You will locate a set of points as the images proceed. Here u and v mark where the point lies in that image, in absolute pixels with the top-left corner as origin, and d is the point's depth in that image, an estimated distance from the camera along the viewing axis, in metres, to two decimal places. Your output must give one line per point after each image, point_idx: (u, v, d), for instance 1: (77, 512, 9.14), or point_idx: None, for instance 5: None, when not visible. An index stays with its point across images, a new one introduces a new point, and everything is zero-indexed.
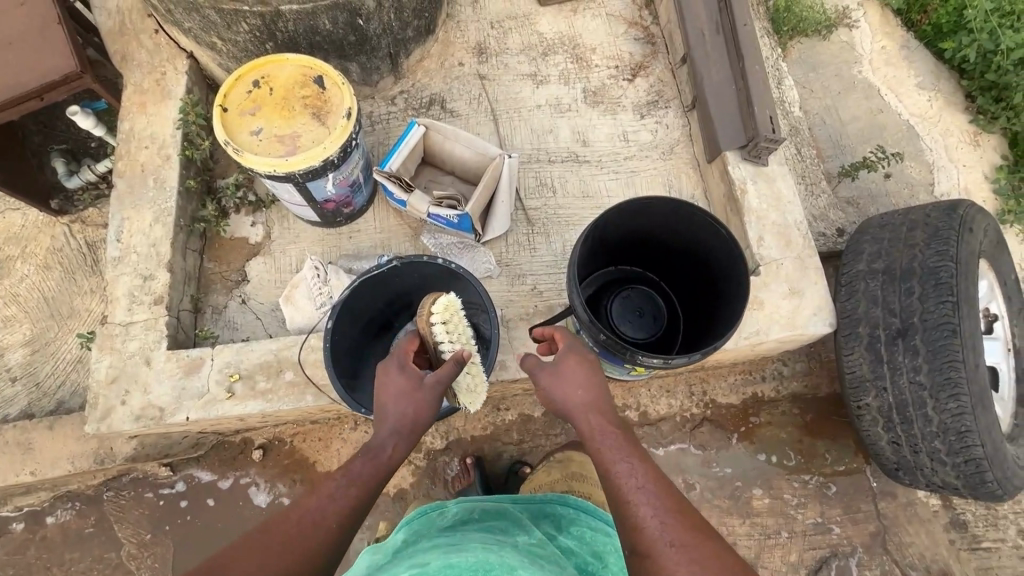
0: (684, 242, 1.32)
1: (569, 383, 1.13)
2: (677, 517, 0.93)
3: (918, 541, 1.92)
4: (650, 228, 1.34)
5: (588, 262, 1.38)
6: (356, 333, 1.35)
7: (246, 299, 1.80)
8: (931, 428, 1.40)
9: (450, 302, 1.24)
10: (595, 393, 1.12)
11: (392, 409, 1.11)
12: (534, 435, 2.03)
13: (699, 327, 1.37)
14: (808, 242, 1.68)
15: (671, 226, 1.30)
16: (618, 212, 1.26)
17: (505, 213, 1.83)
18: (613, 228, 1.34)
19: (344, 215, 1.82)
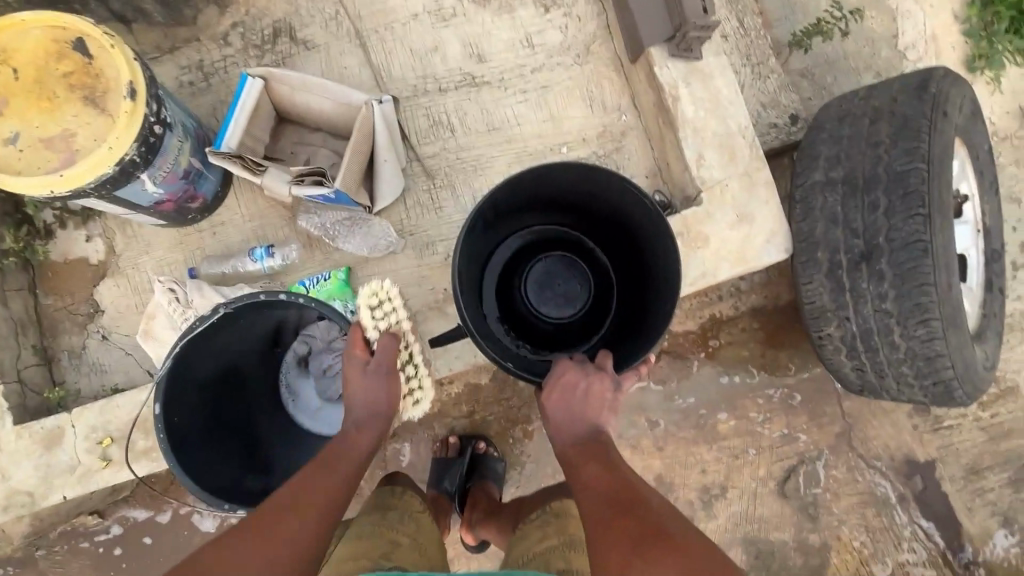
0: (603, 199, 1.06)
1: (567, 410, 0.89)
2: None
3: (882, 433, 1.90)
4: (558, 188, 1.07)
5: (487, 241, 1.12)
6: (213, 390, 1.14)
7: (106, 333, 1.49)
8: (898, 354, 1.25)
9: (372, 285, 1.07)
10: (596, 415, 0.89)
11: (377, 396, 1.03)
12: (484, 406, 1.86)
13: (632, 296, 1.16)
14: (755, 152, 1.40)
15: (587, 186, 1.05)
16: (511, 182, 0.99)
17: (393, 173, 1.48)
18: (509, 196, 1.06)
19: (195, 210, 1.45)
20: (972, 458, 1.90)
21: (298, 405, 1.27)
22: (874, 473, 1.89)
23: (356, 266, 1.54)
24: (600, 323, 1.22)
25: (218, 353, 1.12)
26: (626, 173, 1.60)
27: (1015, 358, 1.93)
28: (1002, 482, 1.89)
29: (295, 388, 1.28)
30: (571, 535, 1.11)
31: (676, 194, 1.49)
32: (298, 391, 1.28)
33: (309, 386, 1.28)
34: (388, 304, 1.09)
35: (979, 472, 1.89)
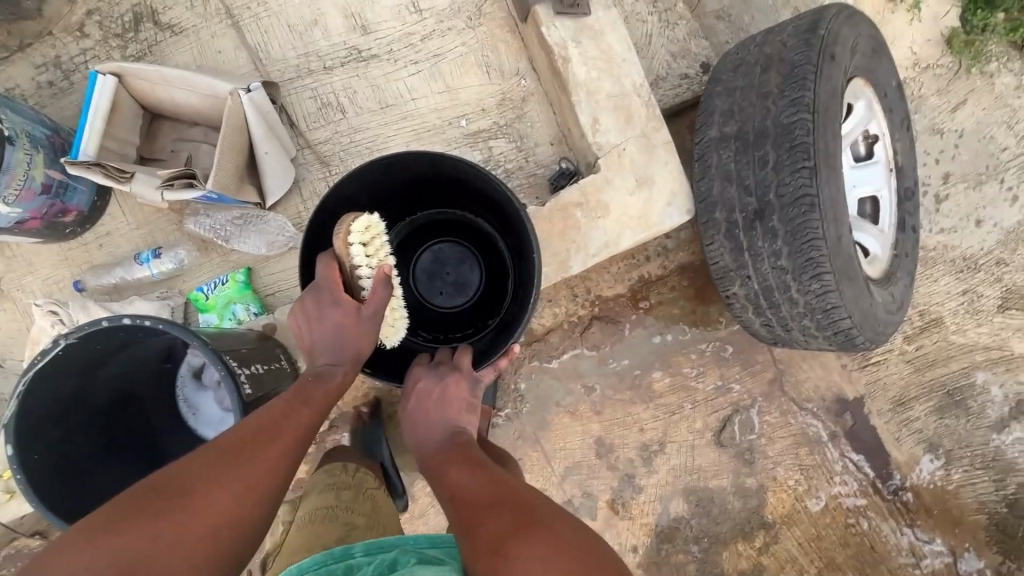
0: (464, 181, 1.09)
1: (427, 415, 0.98)
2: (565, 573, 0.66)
3: (812, 375, 1.95)
4: (420, 175, 1.11)
5: None
6: (94, 421, 1.08)
7: (1, 361, 1.42)
8: (799, 309, 1.25)
9: (368, 220, 0.97)
10: (453, 417, 0.98)
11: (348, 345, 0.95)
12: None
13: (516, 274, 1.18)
14: (652, 111, 1.34)
15: (445, 168, 1.06)
16: (361, 175, 1.03)
17: (280, 164, 1.40)
18: (373, 191, 1.11)
19: (71, 223, 1.37)
20: (898, 390, 1.96)
21: (189, 413, 1.24)
22: (806, 414, 1.95)
23: (257, 265, 1.48)
24: (494, 305, 1.24)
25: (92, 379, 1.06)
26: (530, 141, 1.53)
27: (938, 290, 1.96)
28: (927, 410, 1.96)
29: (189, 398, 1.24)
30: None
31: (579, 161, 1.44)
32: (191, 398, 1.24)
33: (202, 395, 1.24)
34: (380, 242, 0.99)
35: (906, 403, 1.96)
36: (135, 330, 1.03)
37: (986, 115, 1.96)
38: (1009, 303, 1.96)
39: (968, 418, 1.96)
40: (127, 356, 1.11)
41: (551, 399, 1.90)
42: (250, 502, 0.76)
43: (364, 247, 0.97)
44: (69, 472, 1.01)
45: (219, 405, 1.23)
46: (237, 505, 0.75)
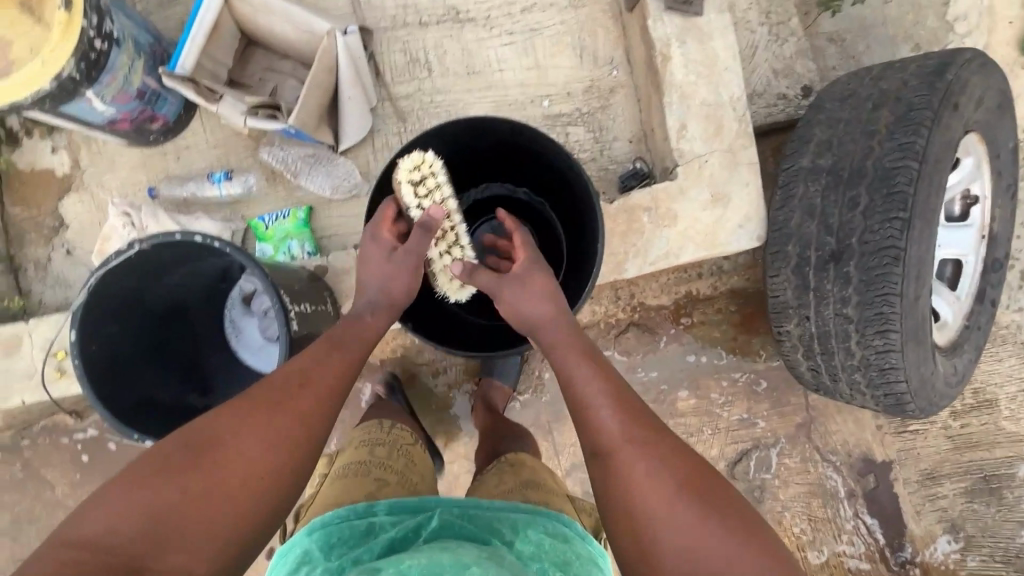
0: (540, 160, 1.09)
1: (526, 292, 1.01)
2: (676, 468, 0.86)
3: (843, 429, 1.88)
4: (498, 146, 1.11)
5: None
6: (145, 325, 1.13)
7: (71, 248, 1.50)
8: (853, 362, 1.20)
9: (416, 156, 1.01)
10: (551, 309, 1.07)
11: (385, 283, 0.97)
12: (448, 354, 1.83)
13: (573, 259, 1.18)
14: (743, 127, 1.28)
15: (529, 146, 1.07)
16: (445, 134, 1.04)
17: (359, 111, 1.41)
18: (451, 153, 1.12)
19: (157, 131, 1.42)
20: (930, 464, 1.87)
21: (236, 335, 1.30)
22: (827, 466, 1.88)
23: (318, 206, 1.50)
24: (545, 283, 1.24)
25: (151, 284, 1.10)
26: (609, 134, 1.49)
27: (1000, 371, 1.85)
28: (957, 491, 1.86)
29: (236, 320, 1.29)
30: (527, 478, 1.27)
31: (656, 165, 1.40)
32: (238, 320, 1.30)
33: (247, 321, 1.29)
34: (432, 180, 1.03)
35: (936, 478, 1.87)
36: (198, 247, 1.07)
37: None
38: None
39: (999, 508, 1.86)
40: (190, 270, 1.16)
41: None
42: (277, 453, 0.78)
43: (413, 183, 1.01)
44: (121, 370, 1.06)
45: (260, 335, 1.28)
46: (262, 457, 0.77)
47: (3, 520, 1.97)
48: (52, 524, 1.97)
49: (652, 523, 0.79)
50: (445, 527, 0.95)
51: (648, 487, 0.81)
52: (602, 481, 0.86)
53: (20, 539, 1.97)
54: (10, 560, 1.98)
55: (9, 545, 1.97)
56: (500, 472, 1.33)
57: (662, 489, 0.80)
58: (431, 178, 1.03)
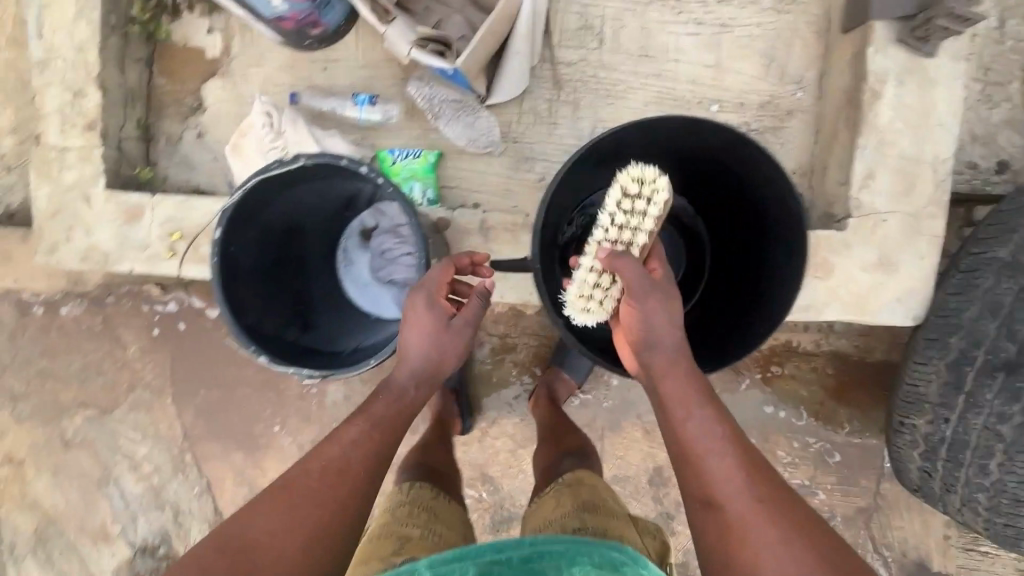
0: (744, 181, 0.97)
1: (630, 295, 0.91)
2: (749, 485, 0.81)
3: (906, 527, 1.75)
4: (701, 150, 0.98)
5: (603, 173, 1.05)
6: (275, 234, 1.13)
7: (203, 133, 1.51)
8: (983, 480, 1.10)
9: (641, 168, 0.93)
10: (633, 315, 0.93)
11: (421, 352, 0.98)
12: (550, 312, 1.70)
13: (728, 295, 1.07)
14: (937, 194, 1.14)
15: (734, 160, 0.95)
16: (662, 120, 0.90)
17: (521, 68, 1.32)
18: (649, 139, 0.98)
19: (314, 38, 1.37)
20: None
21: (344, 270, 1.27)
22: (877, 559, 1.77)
23: (448, 154, 1.45)
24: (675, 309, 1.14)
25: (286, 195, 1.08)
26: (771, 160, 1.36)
27: None
28: None
29: (349, 253, 1.27)
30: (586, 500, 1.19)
31: (817, 207, 1.28)
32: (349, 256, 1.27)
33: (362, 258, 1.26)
34: (639, 200, 0.93)
35: None
36: (345, 170, 1.03)
37: None
38: None
39: None
40: (329, 190, 1.15)
41: (634, 409, 1.83)
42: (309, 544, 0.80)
43: (623, 195, 0.93)
44: (241, 272, 1.05)
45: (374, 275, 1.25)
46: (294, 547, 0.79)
47: (74, 364, 2.09)
48: (116, 380, 2.08)
49: (758, 555, 0.75)
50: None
51: (757, 520, 0.77)
52: (701, 512, 0.81)
53: (86, 386, 2.09)
54: (74, 401, 2.11)
55: (75, 388, 2.10)
56: (558, 494, 1.25)
57: (769, 520, 0.77)
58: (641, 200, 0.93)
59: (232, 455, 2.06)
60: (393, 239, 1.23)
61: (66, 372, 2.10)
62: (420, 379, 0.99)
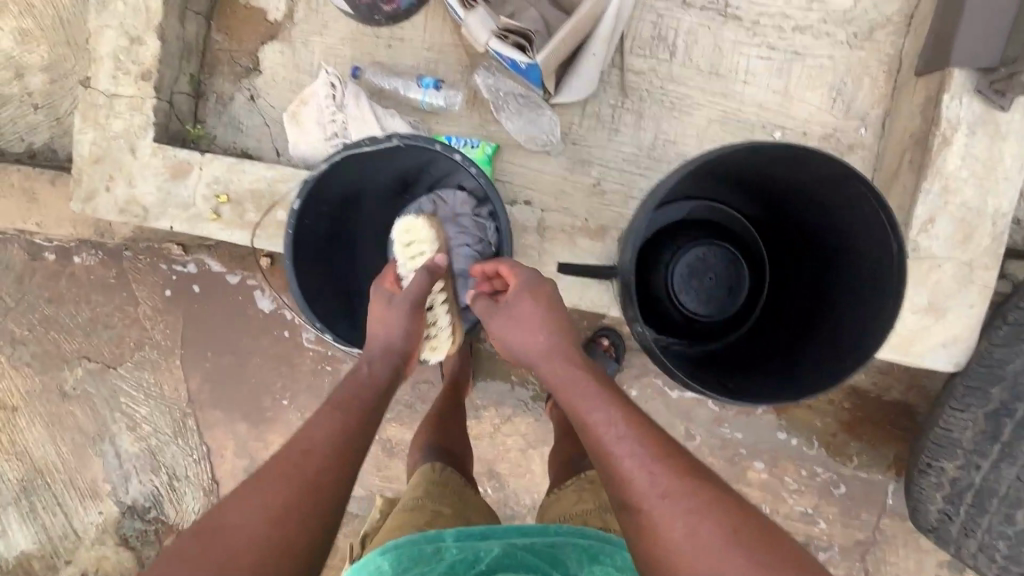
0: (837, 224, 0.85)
1: (513, 320, 0.95)
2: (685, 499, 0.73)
3: (901, 564, 1.79)
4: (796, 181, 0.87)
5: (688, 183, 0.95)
6: (341, 212, 1.13)
7: (255, 95, 1.47)
8: (1006, 529, 1.15)
9: (407, 222, 1.13)
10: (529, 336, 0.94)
11: (391, 330, 0.99)
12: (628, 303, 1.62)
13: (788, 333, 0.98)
14: (994, 246, 1.16)
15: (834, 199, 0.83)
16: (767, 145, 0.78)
17: (593, 72, 1.31)
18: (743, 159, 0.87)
19: (383, 14, 1.37)
20: None
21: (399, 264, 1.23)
22: None
23: (504, 147, 1.43)
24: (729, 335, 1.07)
25: (359, 173, 1.08)
26: None
27: None
28: None
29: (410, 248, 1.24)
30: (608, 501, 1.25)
31: None
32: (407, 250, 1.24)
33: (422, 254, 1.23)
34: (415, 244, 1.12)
35: None
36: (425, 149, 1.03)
37: None
38: None
39: None
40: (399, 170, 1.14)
41: None
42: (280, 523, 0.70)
43: (404, 245, 1.13)
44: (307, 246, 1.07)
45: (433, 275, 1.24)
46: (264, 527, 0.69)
47: (82, 315, 2.03)
48: (124, 336, 2.02)
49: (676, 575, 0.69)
50: (507, 558, 0.91)
51: (677, 528, 0.71)
52: (632, 536, 0.76)
53: (91, 339, 2.03)
54: (77, 353, 2.05)
55: (80, 339, 2.04)
56: (580, 490, 1.30)
57: (688, 528, 0.71)
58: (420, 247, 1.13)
59: (236, 425, 2.02)
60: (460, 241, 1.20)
61: (71, 323, 2.04)
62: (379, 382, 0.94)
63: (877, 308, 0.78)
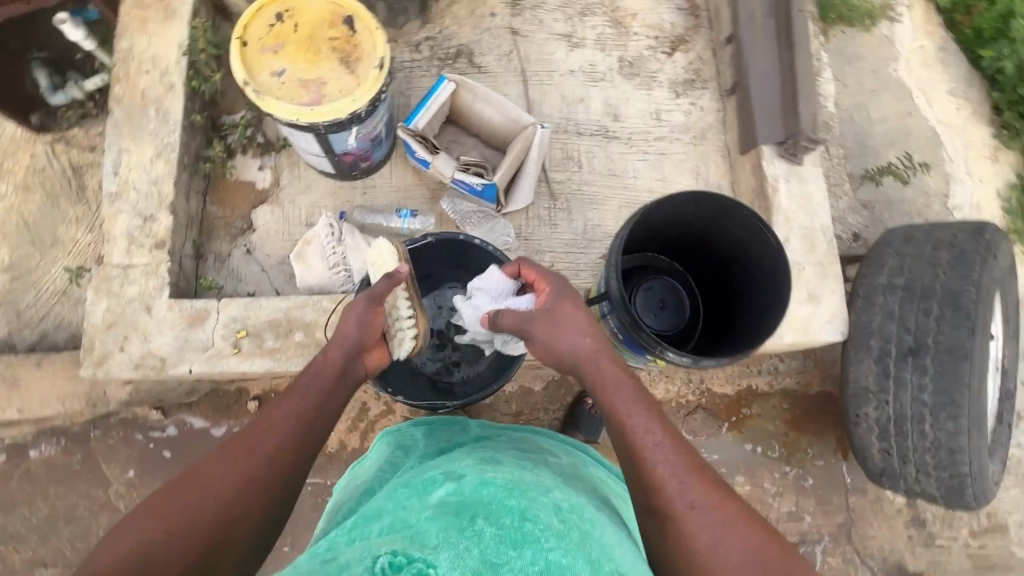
0: (725, 239, 1.29)
1: (568, 325, 1.14)
2: (696, 476, 1.00)
3: (879, 534, 2.06)
4: (692, 222, 1.31)
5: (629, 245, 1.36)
6: None
7: (251, 248, 1.71)
8: (926, 442, 1.47)
9: (376, 246, 1.35)
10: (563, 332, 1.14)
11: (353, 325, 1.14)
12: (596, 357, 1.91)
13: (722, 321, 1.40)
14: (831, 249, 1.68)
15: (720, 223, 1.26)
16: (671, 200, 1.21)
17: (530, 186, 1.73)
18: (657, 217, 1.30)
19: (360, 170, 1.72)
20: None
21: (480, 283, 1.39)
22: (865, 569, 2.04)
23: None
24: (686, 341, 1.46)
25: None
26: None
27: (1008, 498, 2.13)
28: None
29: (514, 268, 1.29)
30: None
31: None
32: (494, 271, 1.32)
33: (498, 294, 1.33)
34: (382, 261, 1.32)
35: None
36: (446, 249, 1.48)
37: None
38: None
39: None
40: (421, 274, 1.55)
41: None
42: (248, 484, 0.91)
43: (375, 264, 1.33)
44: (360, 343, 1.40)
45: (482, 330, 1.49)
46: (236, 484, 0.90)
47: (39, 515, 1.86)
48: (91, 526, 1.86)
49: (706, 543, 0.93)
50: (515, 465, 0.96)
51: (707, 529, 0.94)
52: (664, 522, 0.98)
53: (49, 539, 1.85)
54: (33, 560, 1.85)
55: (35, 543, 1.85)
56: None
57: (714, 529, 0.94)
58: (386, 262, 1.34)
59: None
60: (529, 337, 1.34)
61: (25, 527, 1.85)
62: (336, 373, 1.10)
63: (771, 291, 1.20)
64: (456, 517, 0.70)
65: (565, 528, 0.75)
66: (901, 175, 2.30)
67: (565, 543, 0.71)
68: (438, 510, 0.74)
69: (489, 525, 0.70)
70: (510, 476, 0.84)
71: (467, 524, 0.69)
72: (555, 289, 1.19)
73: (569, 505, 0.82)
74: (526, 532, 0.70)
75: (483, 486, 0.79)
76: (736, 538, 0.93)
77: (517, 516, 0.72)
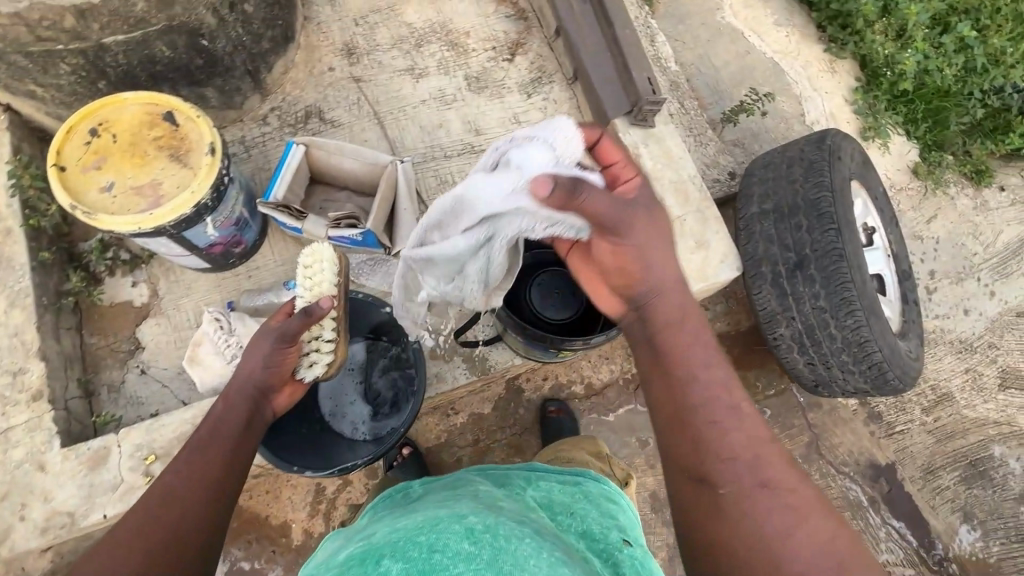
0: None
1: (660, 239, 1.14)
2: (774, 457, 1.08)
3: (845, 440, 2.12)
4: None
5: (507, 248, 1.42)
6: None
7: (145, 368, 1.62)
8: (838, 344, 1.53)
9: (313, 250, 1.34)
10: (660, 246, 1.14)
11: (256, 365, 1.18)
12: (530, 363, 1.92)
13: None
14: (704, 194, 1.75)
15: None
16: None
17: (411, 220, 1.74)
18: None
19: (236, 255, 1.67)
20: (925, 459, 2.13)
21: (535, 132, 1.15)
22: (844, 477, 2.09)
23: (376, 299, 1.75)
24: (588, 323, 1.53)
25: None
26: None
27: (944, 367, 2.25)
28: (955, 479, 2.12)
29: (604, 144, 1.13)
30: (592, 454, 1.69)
31: None
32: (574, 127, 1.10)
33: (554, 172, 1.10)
34: (317, 267, 1.32)
35: (934, 471, 2.12)
36: None
37: (955, 227, 2.44)
38: (1006, 383, 2.25)
39: (994, 488, 2.12)
40: None
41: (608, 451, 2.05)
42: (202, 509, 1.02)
43: (304, 273, 1.32)
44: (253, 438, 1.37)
45: (452, 221, 1.27)
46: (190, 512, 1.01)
47: None
48: None
49: (776, 527, 1.01)
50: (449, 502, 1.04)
51: (781, 516, 1.02)
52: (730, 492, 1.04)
53: None
54: None
55: None
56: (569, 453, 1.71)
57: (789, 523, 1.01)
58: (317, 267, 1.33)
59: None
60: (543, 232, 1.15)
61: None
62: (244, 413, 1.16)
63: None
64: (359, 567, 0.77)
65: (476, 549, 0.78)
66: (753, 108, 2.45)
67: (472, 565, 0.75)
68: (344, 567, 0.79)
69: (395, 563, 0.75)
70: (421, 518, 0.91)
71: (370, 569, 0.75)
72: (650, 185, 1.12)
73: (483, 525, 0.85)
74: (432, 563, 0.74)
75: (390, 532, 0.88)
76: (801, 535, 1.00)
77: (423, 550, 0.77)
